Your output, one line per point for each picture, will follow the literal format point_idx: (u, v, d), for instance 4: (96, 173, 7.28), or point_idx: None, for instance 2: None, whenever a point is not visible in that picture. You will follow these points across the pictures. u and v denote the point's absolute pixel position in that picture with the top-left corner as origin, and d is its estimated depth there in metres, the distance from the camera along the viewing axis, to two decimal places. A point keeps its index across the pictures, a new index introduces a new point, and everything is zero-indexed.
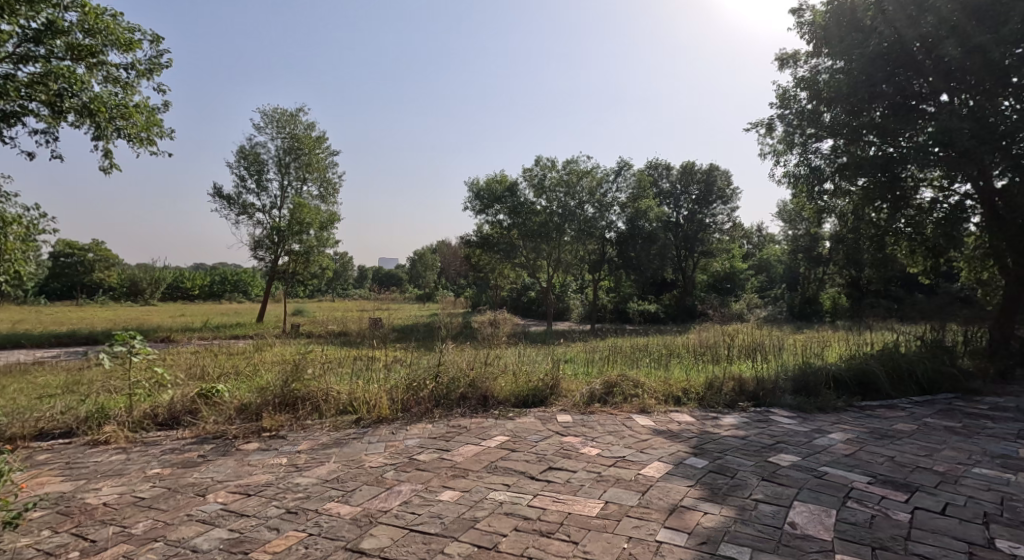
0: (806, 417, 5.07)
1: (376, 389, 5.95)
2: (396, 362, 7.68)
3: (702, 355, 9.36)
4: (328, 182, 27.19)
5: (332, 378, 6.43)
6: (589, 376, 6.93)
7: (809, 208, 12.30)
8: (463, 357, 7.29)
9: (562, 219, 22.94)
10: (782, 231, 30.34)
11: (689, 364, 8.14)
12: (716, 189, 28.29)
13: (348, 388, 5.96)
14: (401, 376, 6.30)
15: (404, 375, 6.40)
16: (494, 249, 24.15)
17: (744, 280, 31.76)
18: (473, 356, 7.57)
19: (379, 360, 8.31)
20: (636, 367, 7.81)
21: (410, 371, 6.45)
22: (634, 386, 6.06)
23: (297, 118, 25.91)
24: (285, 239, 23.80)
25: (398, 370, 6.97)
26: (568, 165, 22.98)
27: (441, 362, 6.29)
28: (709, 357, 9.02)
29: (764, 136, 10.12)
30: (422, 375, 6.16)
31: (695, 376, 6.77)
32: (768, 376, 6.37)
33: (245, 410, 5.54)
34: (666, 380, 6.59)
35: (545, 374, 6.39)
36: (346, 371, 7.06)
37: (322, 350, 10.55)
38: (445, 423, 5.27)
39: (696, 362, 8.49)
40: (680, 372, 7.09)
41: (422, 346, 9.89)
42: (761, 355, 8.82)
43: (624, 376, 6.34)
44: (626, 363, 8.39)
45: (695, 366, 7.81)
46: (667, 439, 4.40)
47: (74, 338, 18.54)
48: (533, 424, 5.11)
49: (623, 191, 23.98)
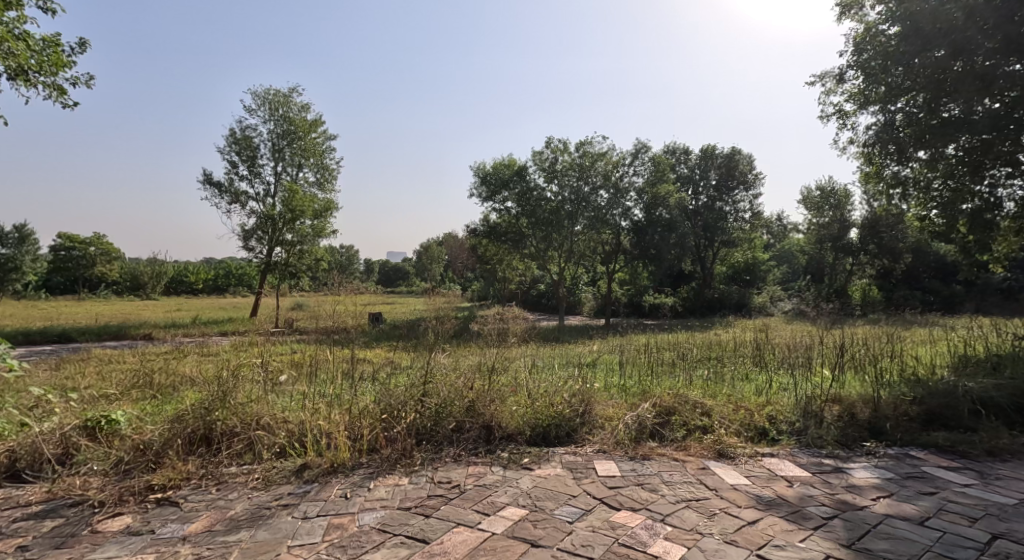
0: (983, 471, 3.29)
1: (338, 415, 4.26)
2: (376, 376, 5.95)
3: (756, 358, 7.59)
4: (326, 168, 25.52)
5: (283, 402, 4.70)
6: (629, 395, 5.18)
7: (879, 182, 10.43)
8: (460, 369, 5.56)
9: (574, 206, 21.22)
10: (807, 219, 27.89)
11: (748, 376, 6.37)
12: (738, 173, 26.36)
13: (300, 414, 4.26)
14: (375, 396, 4.61)
15: (379, 393, 4.66)
16: (502, 239, 22.42)
17: (765, 271, 29.88)
18: (473, 367, 5.84)
19: (356, 369, 6.56)
20: (685, 379, 6.06)
21: (388, 389, 4.72)
22: (699, 409, 4.34)
23: (291, 100, 24.08)
24: (277, 229, 22.04)
25: (375, 386, 5.24)
26: (582, 147, 21.20)
27: (428, 378, 4.56)
28: (769, 365, 7.25)
29: (832, 89, 8.25)
30: (402, 392, 4.42)
31: (774, 395, 5.00)
32: (883, 397, 4.58)
33: (141, 451, 3.84)
34: (737, 400, 4.83)
35: (571, 395, 4.64)
36: (310, 390, 5.36)
37: (301, 354, 8.85)
38: (428, 476, 3.53)
39: (754, 370, 6.76)
40: (749, 389, 5.35)
41: (413, 351, 8.14)
42: (836, 362, 7.05)
43: (681, 394, 4.64)
44: (669, 372, 6.63)
45: (760, 378, 6.07)
46: (790, 523, 2.64)
47: (46, 335, 17.00)
48: (560, 480, 3.38)
49: (640, 175, 22.21)
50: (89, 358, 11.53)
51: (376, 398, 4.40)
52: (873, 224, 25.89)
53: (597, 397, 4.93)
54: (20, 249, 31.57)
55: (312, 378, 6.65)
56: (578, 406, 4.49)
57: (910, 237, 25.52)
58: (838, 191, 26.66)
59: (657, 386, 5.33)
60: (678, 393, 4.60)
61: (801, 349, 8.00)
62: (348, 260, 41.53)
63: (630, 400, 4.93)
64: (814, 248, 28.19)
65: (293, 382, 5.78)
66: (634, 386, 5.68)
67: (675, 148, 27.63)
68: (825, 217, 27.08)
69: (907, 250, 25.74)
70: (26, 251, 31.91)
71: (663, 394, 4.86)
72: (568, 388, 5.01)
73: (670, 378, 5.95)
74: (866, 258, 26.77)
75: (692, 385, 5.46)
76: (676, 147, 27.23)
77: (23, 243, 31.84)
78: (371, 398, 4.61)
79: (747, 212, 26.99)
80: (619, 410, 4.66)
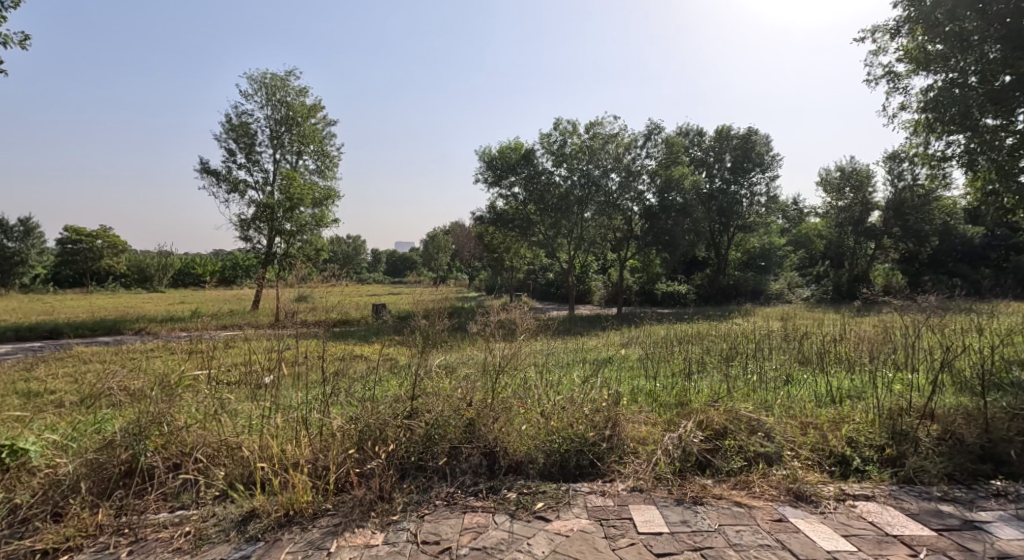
0: None
1: (305, 441, 3.42)
2: (359, 387, 5.08)
3: (797, 357, 6.69)
4: (326, 154, 24.58)
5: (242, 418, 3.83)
6: (660, 407, 4.30)
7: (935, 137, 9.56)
8: (458, 380, 4.70)
9: (583, 191, 20.22)
10: (825, 202, 26.65)
11: (794, 379, 5.45)
12: (755, 154, 24.99)
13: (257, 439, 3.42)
14: (351, 414, 3.76)
15: (354, 411, 3.78)
16: (509, 226, 21.41)
17: (782, 257, 28.66)
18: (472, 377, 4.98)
19: (338, 378, 5.69)
20: (725, 384, 5.13)
21: (367, 405, 3.83)
22: (758, 428, 3.43)
23: (288, 83, 23.04)
24: (276, 218, 21.10)
25: (354, 402, 4.38)
26: (592, 129, 20.19)
27: (415, 394, 3.68)
28: (814, 367, 6.32)
29: (884, 45, 7.29)
30: (382, 410, 3.54)
31: (839, 405, 4.11)
32: (986, 406, 3.69)
33: (48, 491, 2.98)
34: (795, 413, 3.94)
35: (590, 408, 3.75)
36: (278, 406, 4.48)
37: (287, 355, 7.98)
38: (412, 535, 2.70)
39: (801, 372, 5.84)
40: (804, 397, 4.44)
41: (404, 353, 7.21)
42: (892, 363, 6.11)
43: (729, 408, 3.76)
44: (700, 376, 5.76)
45: (812, 382, 5.18)
46: None
47: (35, 331, 16.26)
48: (588, 542, 2.54)
49: (653, 157, 21.13)
50: (66, 357, 10.72)
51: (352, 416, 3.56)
52: (898, 206, 24.65)
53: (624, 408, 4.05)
54: (23, 242, 30.97)
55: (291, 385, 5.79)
56: (601, 420, 3.62)
57: (937, 219, 24.30)
58: (857, 172, 25.25)
59: (695, 395, 4.44)
60: (727, 406, 3.70)
61: (847, 347, 7.06)
62: (354, 251, 40.65)
63: (666, 414, 4.04)
64: (833, 231, 26.97)
65: (260, 393, 4.90)
66: (664, 394, 4.82)
67: (689, 129, 26.47)
68: (845, 199, 25.76)
69: (934, 233, 24.56)
70: (31, 244, 31.34)
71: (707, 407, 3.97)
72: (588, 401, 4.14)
73: (705, 383, 5.04)
74: (890, 242, 25.60)
75: (736, 394, 4.55)
76: (689, 128, 26.08)
77: (29, 236, 31.32)
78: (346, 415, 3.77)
79: (764, 195, 25.80)
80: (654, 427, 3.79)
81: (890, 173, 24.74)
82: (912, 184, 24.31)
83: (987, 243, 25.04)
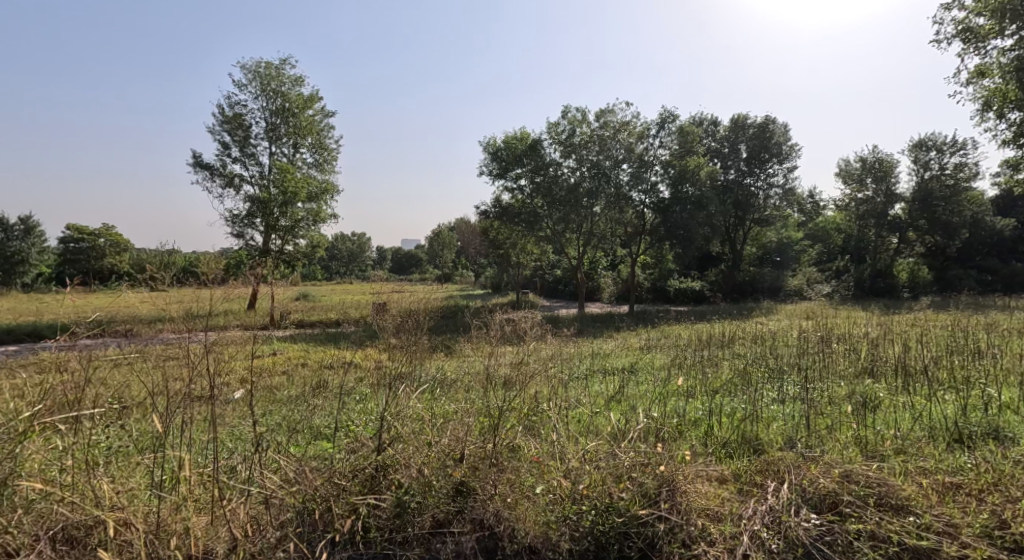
0: None
1: (215, 509, 2.57)
2: (336, 428, 4.21)
3: (858, 374, 5.74)
4: (324, 147, 23.45)
5: (134, 470, 3.02)
6: (715, 443, 3.42)
7: (1013, 95, 9.36)
8: (461, 412, 3.81)
9: (593, 183, 18.99)
10: (842, 194, 25.26)
11: (877, 405, 4.39)
12: (773, 144, 23.52)
13: (144, 507, 2.62)
14: (302, 465, 2.85)
15: (314, 465, 2.85)
16: (515, 220, 20.18)
17: (800, 251, 27.36)
18: (481, 407, 4.12)
19: (305, 414, 4.82)
20: (791, 413, 4.09)
21: (327, 459, 2.93)
22: (880, 501, 2.59)
23: (283, 73, 21.89)
24: (270, 213, 19.95)
25: (322, 446, 3.49)
26: (602, 117, 18.99)
27: (382, 451, 2.80)
28: (885, 385, 5.23)
29: None
30: (344, 482, 2.67)
31: (962, 446, 3.21)
32: None
33: None
34: (916, 453, 3.01)
35: (618, 460, 2.79)
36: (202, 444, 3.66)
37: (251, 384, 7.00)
38: None
39: (877, 392, 4.85)
40: (913, 432, 3.40)
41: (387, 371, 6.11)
42: (982, 380, 5.07)
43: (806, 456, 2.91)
44: (750, 397, 4.84)
45: (896, 406, 4.24)
46: None
47: (14, 334, 15.27)
48: None
49: (666, 146, 19.91)
50: None
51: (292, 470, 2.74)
52: (924, 196, 23.08)
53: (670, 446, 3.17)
54: (24, 241, 30.09)
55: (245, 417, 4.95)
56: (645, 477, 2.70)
57: (966, 211, 22.88)
58: (880, 162, 23.57)
59: (757, 423, 3.52)
60: (819, 458, 2.86)
61: (918, 361, 6.07)
62: (358, 249, 39.61)
63: (724, 458, 3.20)
64: (854, 225, 25.72)
65: (181, 412, 4.02)
66: (714, 425, 3.91)
67: (703, 118, 25.17)
68: (866, 191, 24.31)
69: (962, 226, 23.21)
70: (31, 242, 30.46)
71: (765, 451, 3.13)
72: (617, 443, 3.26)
73: (769, 412, 4.02)
74: (915, 235, 24.35)
75: (818, 426, 3.55)
76: (704, 117, 24.81)
77: (29, 236, 30.52)
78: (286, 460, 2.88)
79: (780, 187, 24.35)
80: (722, 479, 2.88)
81: (917, 162, 23.29)
82: (939, 173, 22.89)
83: (1017, 235, 23.75)
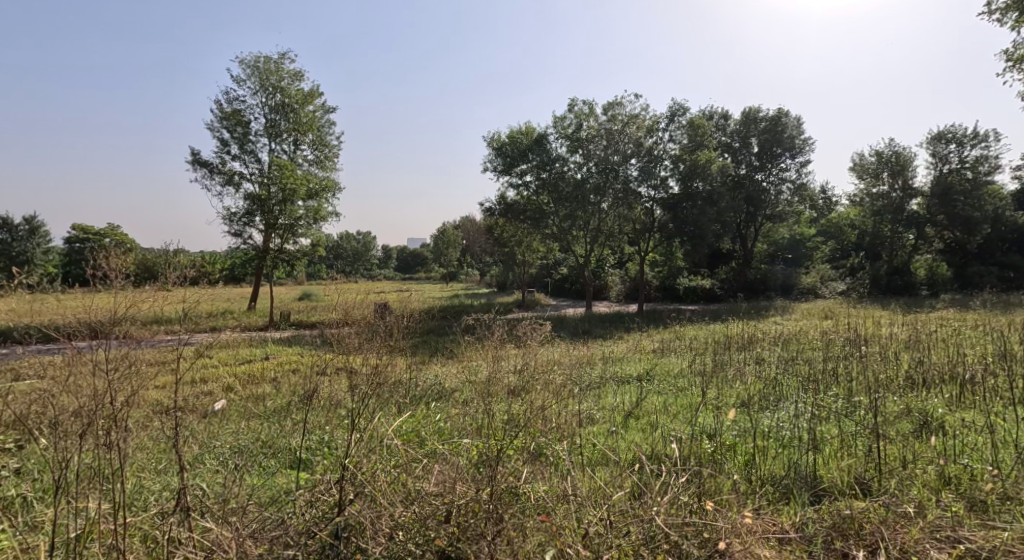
0: None
1: None
2: (315, 456, 3.67)
3: (904, 385, 5.14)
4: (324, 144, 22.88)
5: (62, 527, 2.60)
6: (760, 484, 2.90)
7: None
8: (462, 445, 3.30)
9: (600, 179, 18.32)
10: (858, 188, 24.48)
11: (941, 429, 3.77)
12: (786, 137, 22.75)
13: None
14: (262, 531, 2.41)
15: (286, 530, 2.40)
16: (521, 217, 19.60)
17: (813, 248, 26.56)
18: (484, 432, 3.59)
19: (281, 442, 4.29)
20: (842, 438, 3.51)
21: (305, 518, 2.48)
22: None
23: (281, 67, 21.30)
24: (269, 211, 19.33)
25: (298, 485, 3.01)
26: (610, 110, 18.29)
27: (363, 520, 2.39)
28: (938, 399, 4.62)
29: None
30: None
31: None
32: None
33: None
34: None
35: (656, 531, 2.35)
36: (166, 482, 3.30)
37: (230, 400, 6.42)
38: None
39: (934, 409, 4.26)
40: (1002, 472, 2.82)
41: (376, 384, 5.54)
42: None
43: (883, 510, 2.56)
44: (787, 413, 4.27)
45: (965, 428, 3.65)
46: None
47: None
48: None
49: (676, 140, 19.19)
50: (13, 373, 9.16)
51: (249, 529, 2.41)
52: (944, 191, 22.22)
53: (714, 490, 2.74)
54: (28, 241, 29.58)
55: (213, 444, 4.42)
56: (699, 547, 2.31)
57: (989, 205, 21.96)
58: (897, 155, 22.80)
59: (812, 452, 3.07)
60: (913, 519, 2.45)
61: (967, 371, 5.46)
62: (363, 247, 38.99)
63: (777, 502, 2.76)
64: (868, 220, 24.94)
65: (98, 454, 3.35)
66: (754, 453, 3.35)
67: (713, 112, 24.45)
68: (882, 185, 23.49)
69: (985, 221, 22.14)
70: (35, 243, 29.94)
71: (833, 501, 2.73)
72: (648, 484, 2.81)
73: (815, 433, 3.46)
74: (933, 231, 23.45)
75: (883, 459, 3.00)
76: (714, 111, 24.11)
77: (34, 236, 30.06)
78: (252, 515, 2.54)
79: (792, 182, 23.57)
80: (784, 538, 2.48)
81: (936, 155, 22.51)
82: (959, 167, 22.19)
83: None
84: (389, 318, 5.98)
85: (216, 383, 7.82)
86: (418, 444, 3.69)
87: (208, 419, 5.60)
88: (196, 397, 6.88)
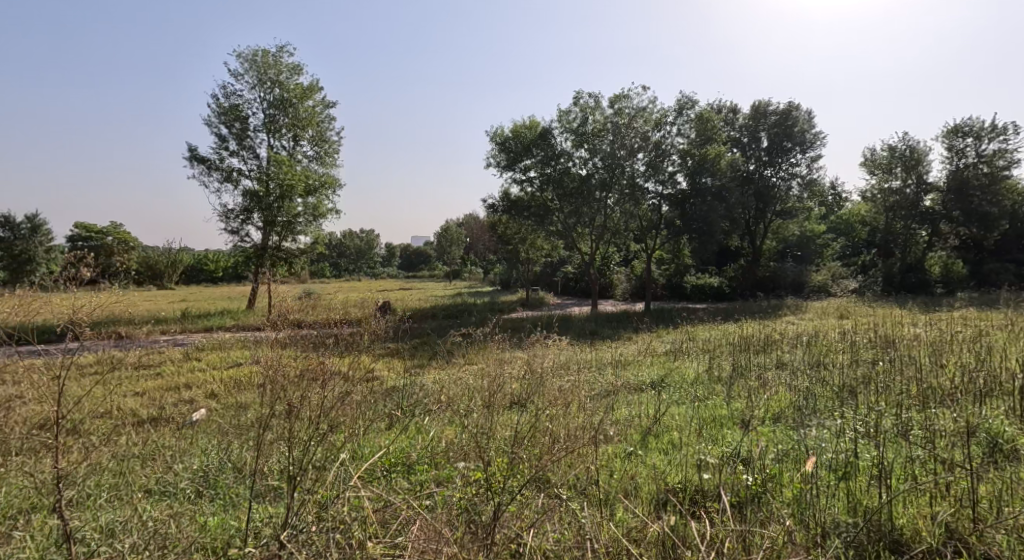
0: None
1: None
2: (288, 489, 3.17)
3: (954, 398, 4.56)
4: (324, 140, 22.36)
5: None
6: (820, 542, 2.41)
7: None
8: (461, 488, 2.83)
9: (606, 174, 17.73)
10: (870, 184, 23.80)
11: (1016, 458, 3.22)
12: (797, 131, 22.11)
13: None
14: None
15: None
16: (524, 214, 19.05)
17: (823, 245, 25.90)
18: (486, 463, 3.09)
19: (255, 466, 3.79)
20: (904, 469, 3.01)
21: None
22: None
23: (279, 62, 20.73)
24: (267, 208, 18.76)
25: (268, 537, 2.54)
26: (617, 103, 17.67)
27: None
28: (1000, 417, 4.05)
29: None
30: None
31: None
32: None
33: None
34: None
35: None
36: (114, 527, 2.84)
37: (209, 411, 5.89)
38: None
39: (1000, 427, 3.68)
40: None
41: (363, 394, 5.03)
42: None
43: None
44: (829, 432, 3.73)
45: None
46: None
47: None
48: None
49: (684, 134, 18.55)
50: None
51: None
52: (960, 186, 21.52)
53: (766, 545, 2.30)
54: (31, 238, 29.13)
55: (177, 468, 3.89)
56: None
57: (1006, 200, 21.19)
58: (911, 150, 22.11)
59: (880, 498, 2.60)
60: None
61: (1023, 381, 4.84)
62: (366, 245, 38.35)
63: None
64: (876, 216, 24.20)
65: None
66: (803, 491, 2.84)
67: (721, 106, 23.82)
68: (895, 179, 22.71)
69: (1002, 216, 21.39)
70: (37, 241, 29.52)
71: None
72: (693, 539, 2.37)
73: (874, 465, 2.97)
74: (948, 228, 22.70)
75: (968, 512, 2.52)
76: (722, 105, 23.49)
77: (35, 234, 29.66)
78: None
79: (803, 177, 22.94)
80: None
81: (952, 149, 21.80)
82: (975, 162, 21.47)
83: None
84: (380, 322, 5.46)
85: (198, 390, 7.32)
86: (415, 476, 3.23)
87: (181, 433, 5.13)
88: (175, 406, 6.39)
